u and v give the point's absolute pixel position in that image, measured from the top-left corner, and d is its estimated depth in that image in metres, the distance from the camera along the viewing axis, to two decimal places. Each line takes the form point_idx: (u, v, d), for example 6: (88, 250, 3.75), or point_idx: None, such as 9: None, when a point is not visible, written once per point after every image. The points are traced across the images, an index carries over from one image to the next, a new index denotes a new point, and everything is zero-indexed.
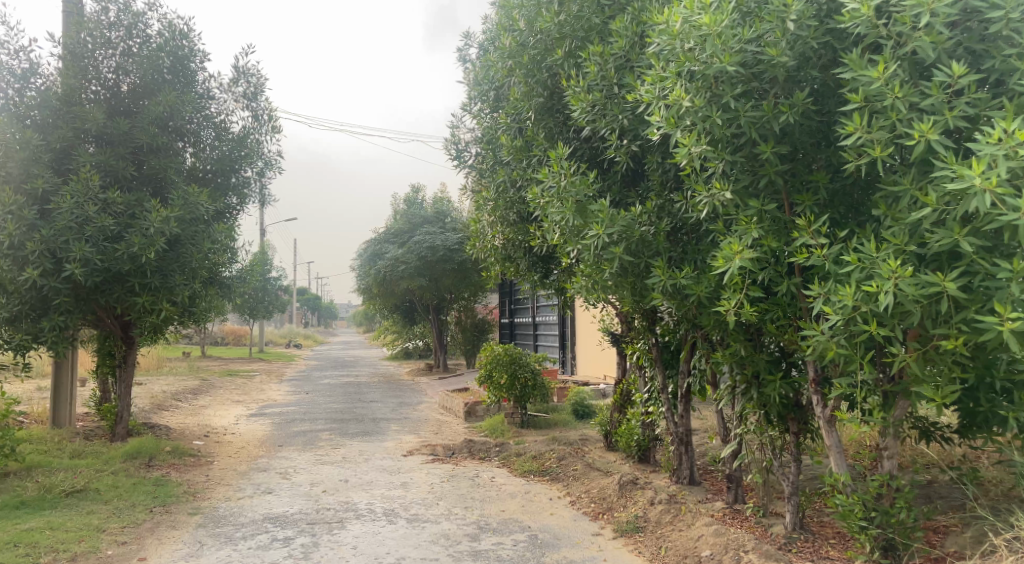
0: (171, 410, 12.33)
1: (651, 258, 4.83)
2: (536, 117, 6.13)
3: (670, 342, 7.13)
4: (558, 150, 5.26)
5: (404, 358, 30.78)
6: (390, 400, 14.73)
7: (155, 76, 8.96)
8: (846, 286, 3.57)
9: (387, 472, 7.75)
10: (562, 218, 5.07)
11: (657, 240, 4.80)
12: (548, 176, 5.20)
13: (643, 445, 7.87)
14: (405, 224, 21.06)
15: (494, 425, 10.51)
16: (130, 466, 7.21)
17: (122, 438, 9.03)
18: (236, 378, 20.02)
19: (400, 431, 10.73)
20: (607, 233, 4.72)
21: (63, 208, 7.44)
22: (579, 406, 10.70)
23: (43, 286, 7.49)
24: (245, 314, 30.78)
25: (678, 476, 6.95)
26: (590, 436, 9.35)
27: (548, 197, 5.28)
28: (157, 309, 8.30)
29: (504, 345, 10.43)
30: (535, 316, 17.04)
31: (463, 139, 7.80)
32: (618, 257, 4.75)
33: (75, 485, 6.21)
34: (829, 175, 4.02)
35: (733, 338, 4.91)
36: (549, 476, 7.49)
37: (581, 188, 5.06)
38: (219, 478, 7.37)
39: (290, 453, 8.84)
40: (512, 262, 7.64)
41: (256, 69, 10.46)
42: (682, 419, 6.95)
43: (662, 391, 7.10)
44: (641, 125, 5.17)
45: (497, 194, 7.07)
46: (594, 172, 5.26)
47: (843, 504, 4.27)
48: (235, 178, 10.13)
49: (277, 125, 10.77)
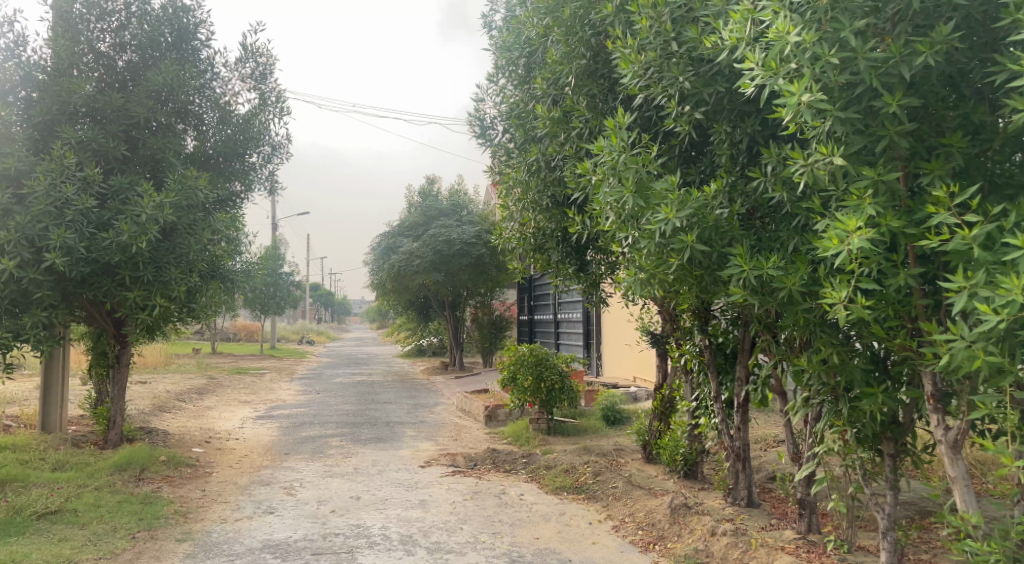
0: (173, 411, 11.61)
1: (726, 246, 3.98)
2: (577, 83, 5.28)
3: (725, 343, 6.30)
4: (620, 116, 4.32)
5: (418, 355, 30.08)
6: (404, 401, 13.93)
7: (154, 51, 8.24)
8: (1012, 277, 2.69)
9: (403, 487, 6.96)
10: (617, 202, 4.21)
11: (733, 227, 3.95)
12: (600, 151, 4.32)
13: (690, 460, 7.01)
14: (421, 217, 20.35)
15: (518, 432, 9.69)
16: (116, 481, 6.44)
17: (116, 445, 8.27)
18: (245, 376, 19.30)
19: (415, 437, 9.93)
20: (678, 217, 3.85)
21: (39, 190, 6.68)
22: (611, 411, 9.84)
23: (23, 279, 6.71)
24: (256, 308, 30.13)
25: (735, 498, 6.11)
26: (626, 446, 8.52)
27: (598, 176, 4.40)
28: (150, 305, 7.55)
29: (530, 346, 9.62)
30: (557, 313, 16.22)
31: (488, 114, 6.95)
32: (689, 247, 3.88)
33: (49, 506, 5.44)
34: (967, 138, 3.19)
35: (824, 343, 4.05)
36: (585, 495, 6.66)
37: (641, 165, 4.20)
38: (216, 494, 6.59)
39: (297, 463, 8.06)
40: (543, 253, 6.80)
41: (265, 49, 9.68)
42: (739, 432, 6.09)
43: (715, 399, 6.22)
44: (708, 88, 4.08)
45: (529, 175, 6.23)
46: (653, 145, 4.34)
47: (976, 552, 3.42)
48: (240, 164, 9.38)
49: (285, 108, 9.96)
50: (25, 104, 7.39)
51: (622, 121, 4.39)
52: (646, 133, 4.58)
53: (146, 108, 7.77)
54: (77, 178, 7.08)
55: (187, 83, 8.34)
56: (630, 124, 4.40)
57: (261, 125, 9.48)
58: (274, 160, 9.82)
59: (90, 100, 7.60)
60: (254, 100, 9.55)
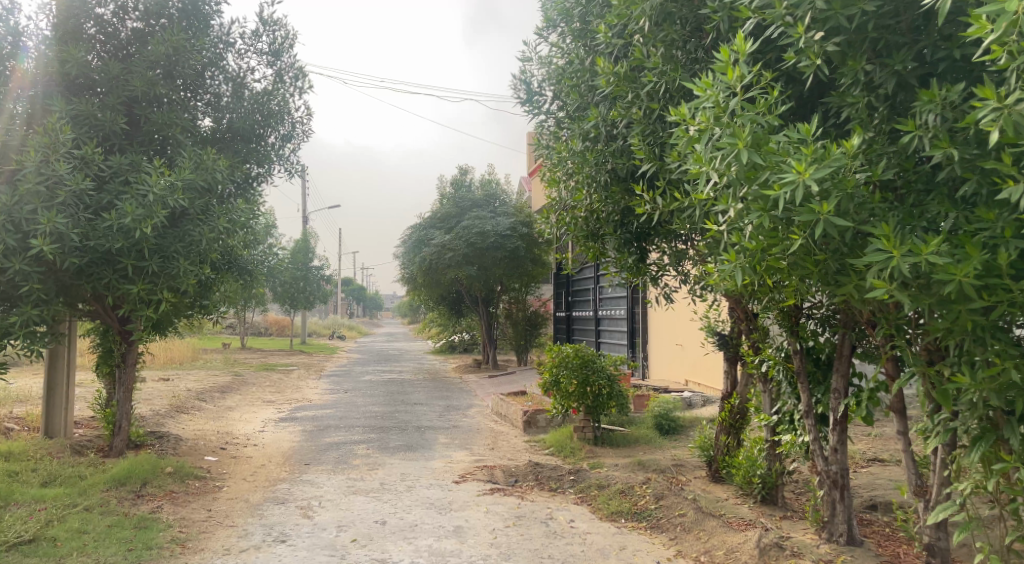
0: (191, 412, 10.90)
1: (866, 223, 3.02)
2: (651, 29, 4.31)
3: (820, 348, 5.28)
4: (739, 45, 3.36)
5: (449, 352, 29.32)
6: (435, 403, 13.08)
7: (161, 19, 7.45)
8: None
9: (435, 510, 6.06)
10: (724, 162, 3.30)
11: (876, 199, 3.03)
12: (704, 92, 3.41)
13: (768, 483, 5.99)
14: (453, 208, 19.50)
15: (561, 442, 8.76)
16: (110, 500, 5.64)
17: (120, 453, 7.53)
18: (272, 373, 18.68)
19: (448, 446, 9.04)
20: (811, 178, 2.92)
21: (27, 166, 5.92)
22: (664, 419, 8.89)
23: (8, 270, 5.93)
24: (285, 303, 29.61)
25: (831, 534, 5.06)
26: (686, 462, 7.55)
27: (697, 128, 3.49)
28: (156, 299, 6.72)
29: (575, 346, 8.66)
30: (597, 309, 15.24)
31: (536, 77, 5.99)
32: (823, 219, 2.96)
33: (22, 535, 4.64)
34: None
35: (998, 356, 3.02)
36: (647, 524, 5.73)
37: (757, 114, 3.29)
38: (223, 515, 5.77)
39: (318, 476, 7.23)
40: (598, 241, 5.83)
41: (284, 21, 8.87)
42: (836, 454, 5.07)
43: (806, 414, 5.23)
44: (846, 10, 3.12)
45: (585, 148, 5.31)
46: (770, 89, 3.41)
47: None
48: (257, 144, 8.61)
49: (307, 85, 9.15)
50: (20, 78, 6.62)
51: (738, 50, 3.44)
52: (760, 76, 3.65)
53: (149, 80, 7.07)
54: (74, 156, 6.32)
55: (199, 54, 7.61)
56: (747, 57, 3.45)
57: (279, 103, 8.70)
58: (295, 142, 9.02)
59: (89, 70, 6.90)
60: (271, 75, 8.74)
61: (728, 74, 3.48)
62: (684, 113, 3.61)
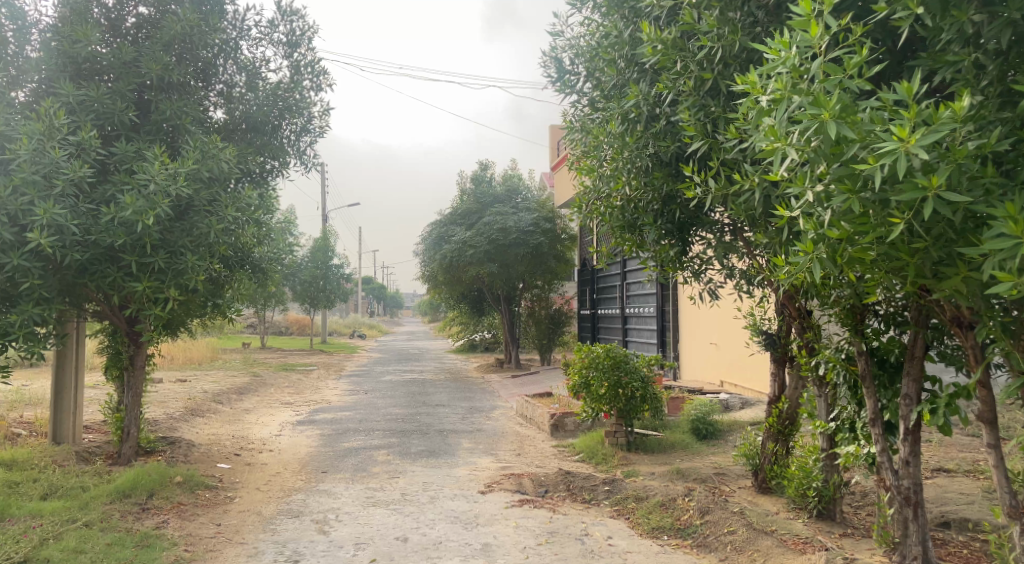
0: (206, 415, 10.54)
1: (983, 202, 2.50)
2: None
3: (887, 348, 4.71)
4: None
5: (470, 351, 28.96)
6: (457, 405, 12.62)
7: (170, 4, 7.12)
8: None
9: (461, 525, 5.59)
10: (803, 136, 2.81)
11: (991, 172, 2.51)
12: (779, 54, 2.91)
13: (825, 497, 5.44)
14: (474, 204, 19.07)
15: (592, 447, 8.28)
16: (112, 515, 5.24)
17: (129, 459, 7.17)
18: (291, 373, 18.37)
19: (472, 451, 8.58)
20: (919, 148, 2.42)
21: (21, 154, 5.58)
22: (700, 423, 8.37)
23: (4, 266, 5.59)
24: (305, 302, 29.32)
25: (903, 557, 4.51)
26: (728, 470, 7.03)
27: (770, 98, 3.00)
28: (164, 299, 6.33)
29: (606, 346, 8.12)
30: (624, 306, 14.72)
31: (568, 54, 5.50)
32: (932, 196, 2.45)
33: (12, 556, 4.24)
34: None
35: None
36: (692, 543, 5.23)
37: (845, 77, 2.78)
38: (233, 531, 5.35)
39: (335, 485, 6.81)
40: (636, 232, 5.31)
41: (302, 12, 8.46)
42: (909, 468, 4.50)
43: (872, 422, 4.66)
44: None
45: (624, 128, 4.83)
46: (858, 49, 2.89)
47: None
48: (272, 136, 8.21)
49: (326, 77, 8.73)
50: (24, 70, 6.30)
51: (820, 2, 2.94)
52: (844, 34, 3.14)
53: (161, 62, 6.77)
54: (70, 142, 6.09)
55: (210, 36, 7.31)
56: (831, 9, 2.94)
57: (296, 97, 8.28)
58: (311, 136, 8.60)
59: (96, 54, 6.58)
60: (287, 68, 8.33)
61: (808, 32, 3.00)
62: (754, 81, 3.12)
